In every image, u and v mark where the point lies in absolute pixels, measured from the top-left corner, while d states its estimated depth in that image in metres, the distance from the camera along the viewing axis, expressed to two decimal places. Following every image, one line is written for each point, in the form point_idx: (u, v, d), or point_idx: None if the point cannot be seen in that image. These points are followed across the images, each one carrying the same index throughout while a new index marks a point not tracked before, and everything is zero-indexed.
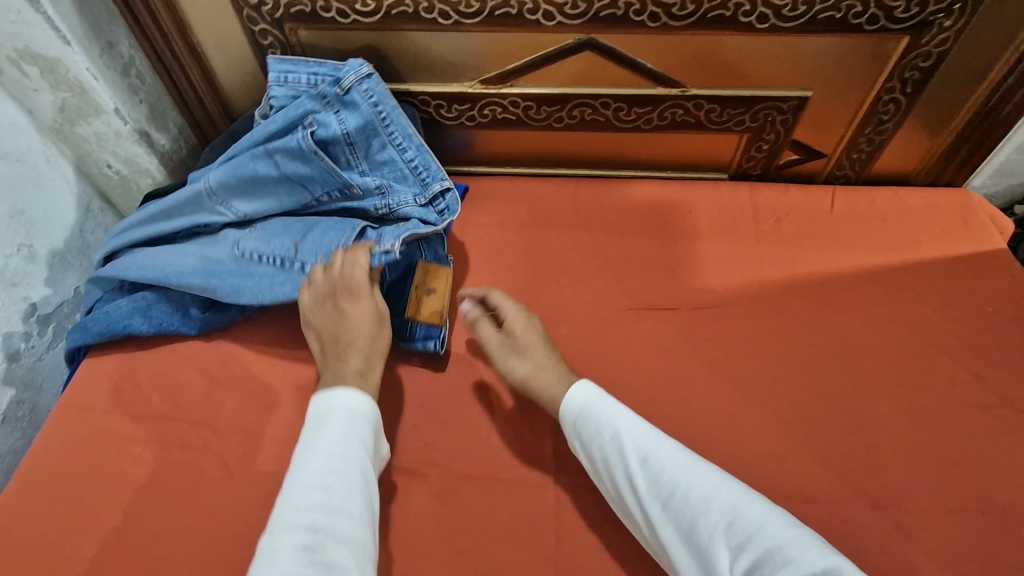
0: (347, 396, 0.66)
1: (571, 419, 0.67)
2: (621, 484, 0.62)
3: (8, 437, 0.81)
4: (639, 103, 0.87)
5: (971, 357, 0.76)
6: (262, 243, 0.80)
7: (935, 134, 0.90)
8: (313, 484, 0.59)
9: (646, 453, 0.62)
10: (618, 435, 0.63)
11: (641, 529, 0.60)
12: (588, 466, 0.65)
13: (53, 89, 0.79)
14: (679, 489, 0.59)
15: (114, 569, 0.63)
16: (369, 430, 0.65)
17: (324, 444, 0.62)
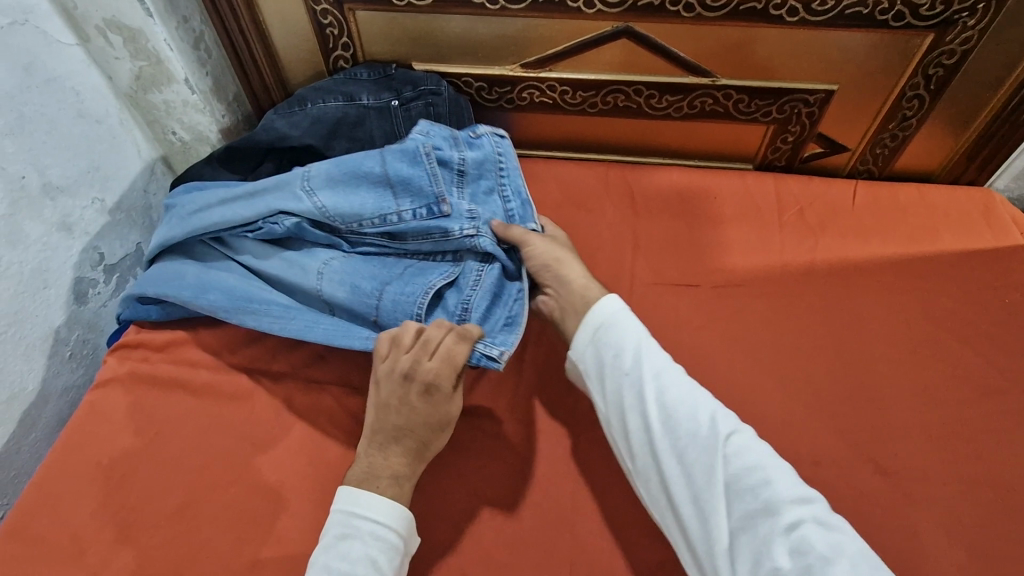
0: (379, 506, 0.61)
1: (589, 328, 0.70)
2: (625, 396, 0.65)
3: (72, 371, 0.88)
4: (670, 92, 0.92)
5: (985, 345, 0.79)
6: (339, 278, 0.76)
7: (959, 133, 0.93)
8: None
9: (658, 372, 0.66)
10: (633, 352, 0.67)
11: (629, 437, 0.64)
12: (593, 375, 0.69)
13: (132, 58, 0.87)
14: (681, 408, 0.63)
15: (165, 487, 0.68)
16: (394, 557, 0.59)
17: (347, 560, 0.58)
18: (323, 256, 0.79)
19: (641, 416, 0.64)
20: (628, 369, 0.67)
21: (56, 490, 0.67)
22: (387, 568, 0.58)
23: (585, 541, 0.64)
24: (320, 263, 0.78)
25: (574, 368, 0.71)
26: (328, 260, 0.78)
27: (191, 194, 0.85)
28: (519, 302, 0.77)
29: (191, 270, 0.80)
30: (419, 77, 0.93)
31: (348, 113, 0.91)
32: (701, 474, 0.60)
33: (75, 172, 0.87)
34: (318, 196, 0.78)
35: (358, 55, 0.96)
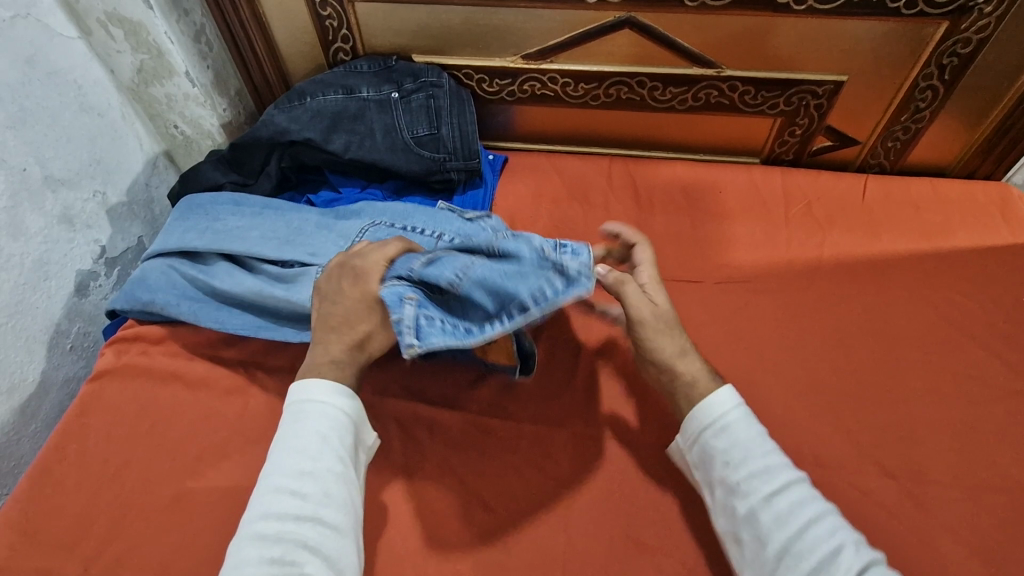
0: (324, 386, 0.59)
1: (695, 422, 0.59)
2: (739, 506, 0.55)
3: (73, 364, 0.89)
4: (674, 83, 0.90)
5: (998, 342, 0.76)
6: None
7: (974, 125, 0.90)
8: (284, 483, 0.53)
9: (780, 487, 0.54)
10: (749, 459, 0.56)
11: (740, 549, 0.55)
12: (700, 470, 0.59)
13: (134, 51, 0.87)
14: (808, 531, 0.52)
15: (158, 478, 0.68)
16: (346, 435, 0.58)
17: (296, 442, 0.56)
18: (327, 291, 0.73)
19: (755, 531, 0.53)
20: (743, 480, 0.55)
21: (51, 480, 0.68)
22: (342, 448, 0.57)
23: (580, 541, 0.62)
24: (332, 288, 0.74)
25: (679, 455, 0.62)
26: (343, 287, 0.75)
27: (228, 208, 0.83)
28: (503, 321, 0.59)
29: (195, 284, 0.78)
30: (421, 69, 0.92)
31: (347, 106, 0.90)
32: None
33: (77, 165, 0.87)
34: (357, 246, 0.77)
35: (358, 47, 0.95)
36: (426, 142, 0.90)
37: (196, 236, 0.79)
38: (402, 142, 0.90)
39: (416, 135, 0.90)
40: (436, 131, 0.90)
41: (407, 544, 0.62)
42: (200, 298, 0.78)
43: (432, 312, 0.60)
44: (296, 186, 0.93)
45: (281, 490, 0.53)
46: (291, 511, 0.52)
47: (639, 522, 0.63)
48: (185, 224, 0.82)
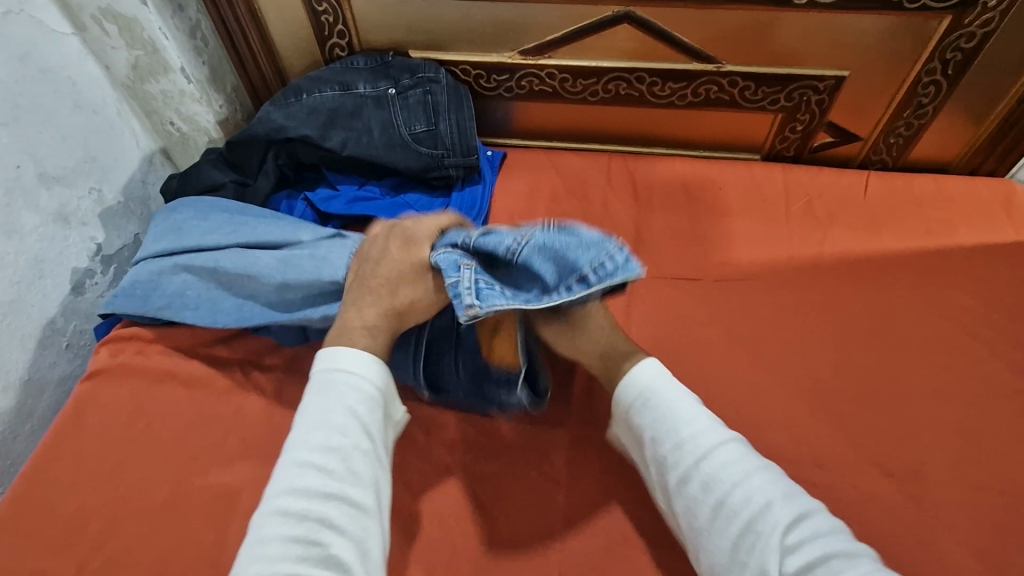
0: (355, 356, 0.58)
1: (622, 397, 0.60)
2: (670, 476, 0.56)
3: (69, 362, 0.88)
4: (673, 79, 0.89)
5: (1001, 341, 0.75)
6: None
7: (978, 121, 0.89)
8: (311, 459, 0.52)
9: (705, 451, 0.54)
10: (675, 430, 0.56)
11: (678, 515, 0.56)
12: (636, 447, 0.60)
13: (129, 47, 0.86)
14: (735, 491, 0.52)
15: (153, 479, 0.67)
16: (375, 408, 0.56)
17: (323, 415, 0.54)
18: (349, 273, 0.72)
19: (686, 497, 0.54)
20: (665, 450, 0.56)
21: (46, 480, 0.67)
22: (370, 425, 0.55)
23: (579, 542, 0.61)
24: (327, 264, 0.74)
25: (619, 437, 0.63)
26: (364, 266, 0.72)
27: (227, 205, 0.84)
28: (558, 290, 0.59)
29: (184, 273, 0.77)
30: (417, 65, 0.91)
31: (344, 103, 0.89)
32: (758, 568, 0.49)
33: (72, 162, 0.87)
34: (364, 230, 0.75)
35: (354, 43, 0.94)
36: (423, 138, 0.90)
37: (209, 235, 0.79)
38: (399, 138, 0.89)
39: (413, 131, 0.89)
40: (434, 127, 0.90)
41: (402, 546, 0.62)
42: (195, 290, 0.77)
43: (486, 281, 0.61)
44: (294, 184, 0.93)
45: (306, 466, 0.52)
46: (317, 488, 0.51)
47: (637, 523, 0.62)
48: (195, 223, 0.81)
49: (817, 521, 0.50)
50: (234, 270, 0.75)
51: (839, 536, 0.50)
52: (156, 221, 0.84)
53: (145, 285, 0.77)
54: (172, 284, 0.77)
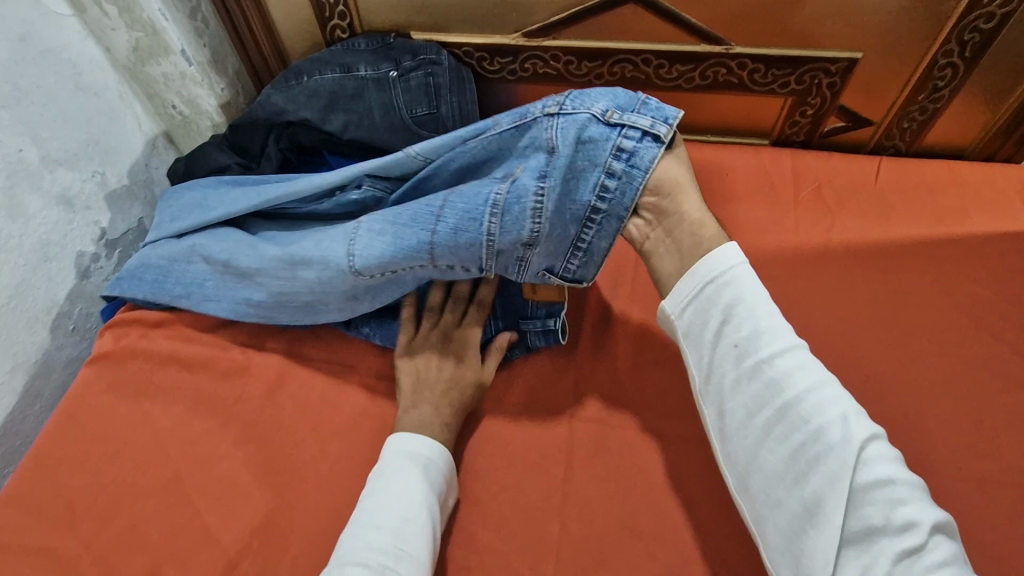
0: (427, 440, 0.63)
1: (698, 281, 0.58)
2: (730, 369, 0.55)
3: (75, 345, 0.89)
4: (681, 61, 0.87)
5: (1010, 332, 0.74)
6: (379, 294, 0.70)
7: (995, 105, 0.86)
8: (385, 521, 0.56)
9: (779, 351, 0.53)
10: (751, 319, 0.55)
11: (727, 414, 0.55)
12: (693, 337, 0.58)
13: (129, 29, 0.86)
14: (807, 397, 0.51)
15: (158, 461, 0.68)
16: (440, 486, 0.61)
17: (396, 487, 0.59)
18: (362, 286, 0.68)
19: (747, 396, 0.54)
20: (730, 332, 0.55)
21: (52, 461, 0.68)
22: (436, 498, 0.59)
23: (577, 528, 0.61)
24: (328, 247, 0.68)
25: (669, 323, 0.61)
26: (373, 279, 0.68)
27: (221, 189, 0.81)
28: (594, 232, 0.64)
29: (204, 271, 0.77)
30: (419, 46, 0.89)
31: (344, 85, 0.87)
32: (819, 477, 0.49)
33: (74, 146, 0.87)
34: (355, 245, 0.66)
35: (355, 24, 0.93)
36: (425, 121, 0.88)
37: (228, 208, 0.77)
38: (401, 121, 0.87)
39: (415, 113, 0.88)
40: (435, 110, 0.88)
41: None
42: (210, 281, 0.76)
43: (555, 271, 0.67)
44: (297, 168, 0.91)
45: (379, 537, 0.55)
46: (388, 547, 0.54)
47: (637, 510, 0.62)
48: (216, 198, 0.80)
49: (883, 444, 0.50)
50: (247, 271, 0.74)
51: (899, 461, 0.50)
52: (167, 202, 0.84)
53: (162, 279, 0.78)
54: (192, 289, 0.77)
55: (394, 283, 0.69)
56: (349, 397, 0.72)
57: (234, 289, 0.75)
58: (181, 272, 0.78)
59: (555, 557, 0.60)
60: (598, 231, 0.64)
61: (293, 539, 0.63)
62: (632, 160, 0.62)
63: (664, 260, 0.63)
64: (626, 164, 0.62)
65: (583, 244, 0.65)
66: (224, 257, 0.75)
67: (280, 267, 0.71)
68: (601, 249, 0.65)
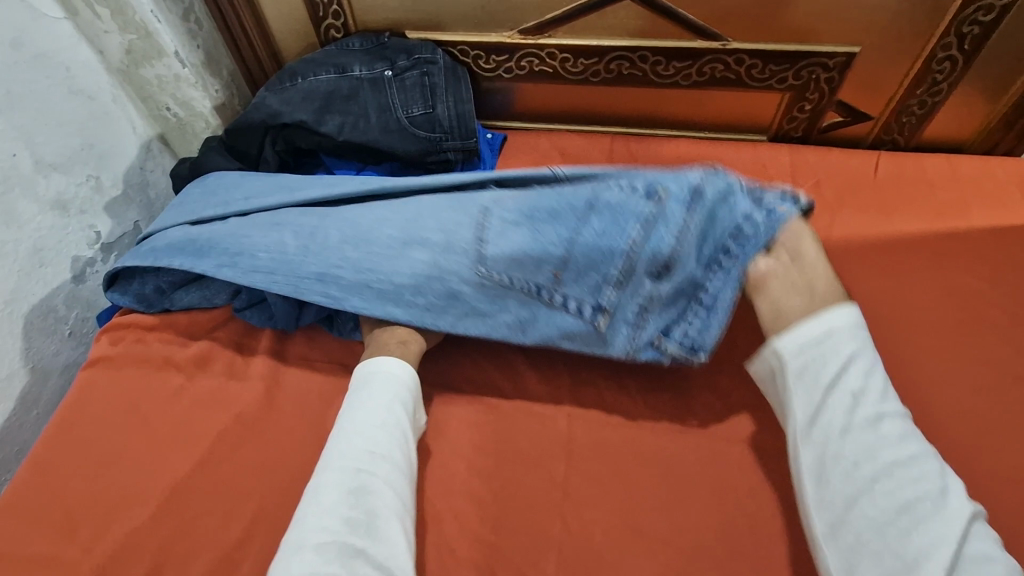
0: (393, 359, 0.65)
1: (817, 329, 0.57)
2: (842, 415, 0.53)
3: (72, 349, 0.89)
4: (678, 57, 0.87)
5: (1013, 326, 0.74)
6: (479, 310, 0.68)
7: (994, 99, 0.86)
8: (359, 429, 0.58)
9: (894, 411, 0.53)
10: (870, 376, 0.54)
11: (829, 457, 0.52)
12: (803, 378, 0.56)
13: (121, 31, 0.86)
14: (919, 459, 0.50)
15: (156, 465, 0.68)
16: (409, 394, 0.63)
17: (366, 400, 0.61)
18: (472, 283, 0.68)
19: (859, 445, 0.52)
20: (847, 376, 0.54)
21: (49, 467, 0.68)
22: (404, 405, 0.62)
23: (579, 527, 0.61)
24: (460, 233, 0.69)
25: (773, 361, 0.59)
26: (490, 277, 0.67)
27: (316, 178, 0.82)
28: (721, 280, 0.65)
29: (279, 247, 0.74)
30: (413, 46, 0.89)
31: (339, 86, 0.87)
32: (925, 539, 0.47)
33: (69, 149, 0.86)
34: (490, 230, 0.68)
35: (349, 24, 0.92)
36: (421, 122, 0.87)
37: (327, 188, 0.77)
38: (397, 122, 0.87)
39: (410, 114, 0.87)
40: (431, 110, 0.87)
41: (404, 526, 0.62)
42: (278, 254, 0.73)
43: (672, 322, 0.66)
44: (295, 169, 0.91)
45: (356, 447, 0.57)
46: (363, 452, 0.57)
47: (639, 509, 0.61)
48: (308, 182, 0.80)
49: (983, 524, 0.49)
50: (337, 247, 0.72)
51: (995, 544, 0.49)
52: (244, 179, 0.83)
53: (228, 248, 0.75)
54: (257, 258, 0.73)
55: (498, 303, 0.68)
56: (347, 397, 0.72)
57: (307, 269, 0.72)
58: (251, 242, 0.75)
59: (556, 555, 0.59)
60: (724, 279, 0.65)
61: None
62: (770, 217, 0.65)
63: (787, 297, 0.62)
64: (762, 215, 0.66)
65: (706, 293, 0.65)
66: (316, 231, 0.74)
67: (388, 244, 0.71)
68: (727, 300, 0.64)
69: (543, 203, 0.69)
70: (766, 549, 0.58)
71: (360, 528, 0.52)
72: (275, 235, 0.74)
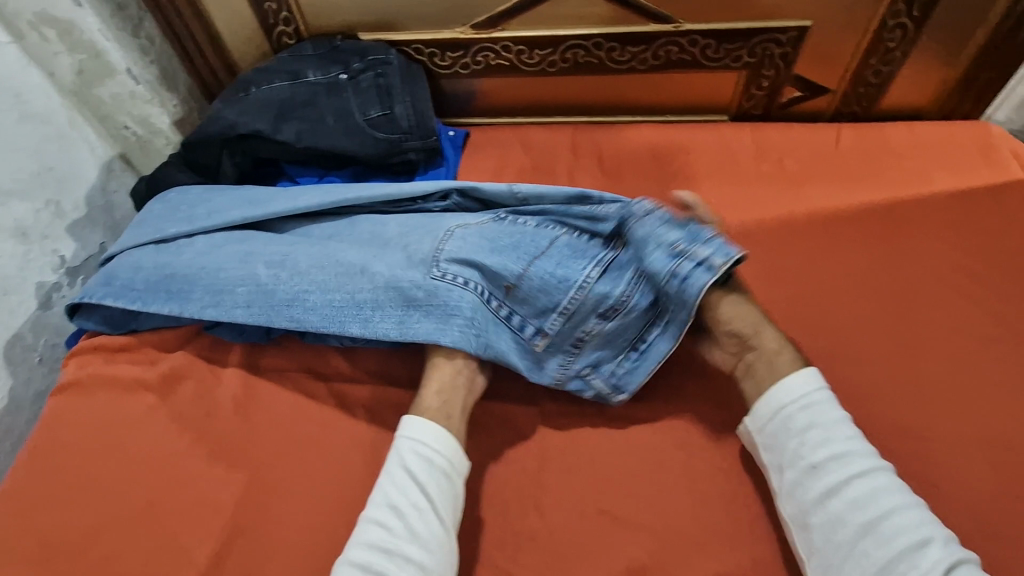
0: (416, 430, 0.60)
1: (774, 401, 0.58)
2: (813, 486, 0.54)
3: (42, 377, 0.88)
4: (632, 42, 0.87)
5: (977, 288, 0.74)
6: (434, 310, 0.66)
7: (948, 63, 0.87)
8: (377, 515, 0.57)
9: (863, 471, 0.53)
10: (832, 439, 0.55)
11: (808, 528, 0.54)
12: (772, 452, 0.58)
13: (71, 52, 0.85)
14: (891, 517, 0.51)
15: (130, 487, 0.67)
16: (431, 472, 0.58)
17: (387, 482, 0.58)
18: (428, 285, 0.67)
19: (833, 512, 0.53)
20: (807, 433, 0.56)
21: (22, 498, 0.67)
22: (425, 485, 0.57)
23: (556, 519, 0.61)
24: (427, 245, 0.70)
25: (748, 437, 0.61)
26: (442, 280, 0.67)
27: (274, 194, 0.81)
28: (656, 333, 0.67)
29: (243, 270, 0.73)
30: (366, 48, 0.89)
31: (295, 94, 0.86)
32: None
33: (25, 176, 0.85)
34: (446, 244, 0.68)
35: (301, 30, 0.91)
36: (380, 123, 0.87)
37: (286, 205, 0.77)
38: (355, 125, 0.86)
39: (369, 116, 0.87)
40: (389, 111, 0.87)
41: None
42: (248, 276, 0.73)
43: (607, 360, 0.67)
44: (258, 181, 0.90)
45: (373, 541, 0.55)
46: (377, 542, 0.55)
47: (615, 497, 0.61)
48: (269, 196, 0.80)
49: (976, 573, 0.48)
50: (303, 265, 0.72)
51: None
52: (205, 198, 0.82)
53: (194, 272, 0.74)
54: (220, 283, 0.73)
55: (460, 302, 0.66)
56: (320, 405, 0.71)
57: (273, 286, 0.71)
58: (220, 266, 0.74)
59: (535, 548, 0.59)
60: (660, 333, 0.67)
61: (270, 555, 0.62)
62: (687, 285, 0.62)
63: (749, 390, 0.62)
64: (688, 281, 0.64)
65: (643, 342, 0.67)
66: (281, 253, 0.73)
67: (354, 255, 0.71)
68: (661, 351, 0.66)
69: (506, 230, 0.71)
70: (739, 527, 0.59)
71: None
72: (241, 258, 0.74)
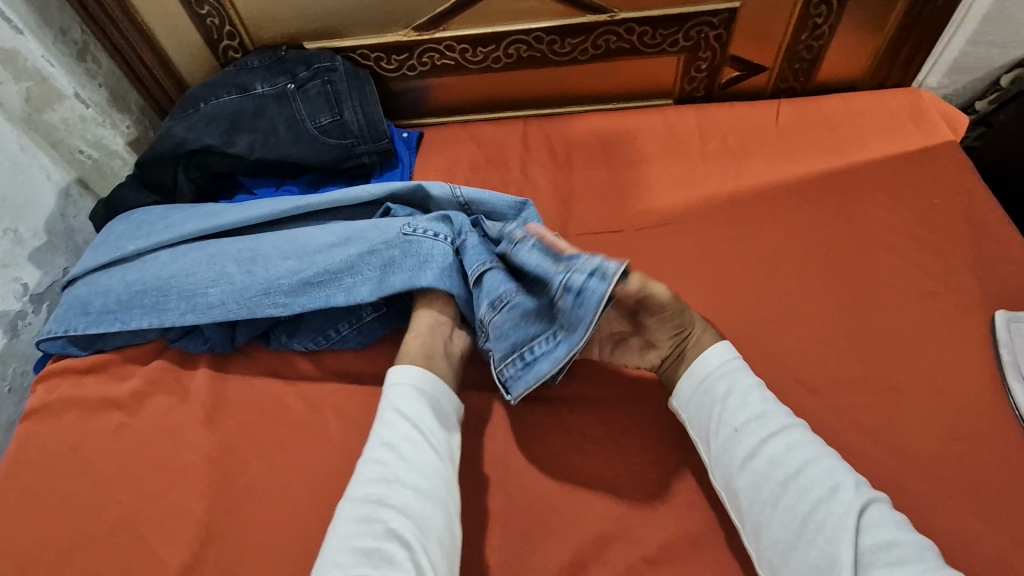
0: (409, 374, 0.64)
1: (697, 375, 0.63)
2: (736, 450, 0.57)
3: (11, 405, 0.88)
4: (572, 34, 0.89)
5: (913, 246, 0.78)
6: (405, 264, 0.71)
7: (875, 34, 0.90)
8: (375, 451, 0.59)
9: (779, 429, 0.57)
10: (748, 405, 0.59)
11: (735, 490, 0.57)
12: (699, 423, 0.61)
13: (17, 80, 0.84)
14: (807, 468, 0.54)
15: (104, 503, 0.68)
16: (423, 410, 0.62)
17: (383, 423, 0.61)
18: (400, 241, 0.72)
19: (756, 472, 0.55)
20: (723, 397, 0.60)
21: None
22: (419, 421, 0.61)
23: (521, 497, 0.63)
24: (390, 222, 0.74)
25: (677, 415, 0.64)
26: (405, 237, 0.72)
27: (226, 208, 0.82)
28: (551, 345, 0.65)
29: (213, 274, 0.75)
30: (312, 55, 0.89)
31: (244, 106, 0.87)
32: (828, 543, 0.50)
33: None
34: (414, 220, 0.74)
35: (246, 43, 0.93)
36: (332, 129, 0.89)
37: (243, 212, 0.79)
38: (307, 133, 0.88)
39: (320, 124, 0.88)
40: (340, 117, 0.88)
41: None
42: (218, 282, 0.75)
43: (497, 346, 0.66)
44: (214, 195, 0.91)
45: (372, 476, 0.57)
46: (377, 475, 0.57)
47: (576, 471, 0.64)
48: (226, 206, 0.82)
49: (885, 509, 0.52)
50: (274, 258, 0.75)
51: (902, 525, 0.51)
52: (164, 213, 0.84)
53: (163, 285, 0.76)
54: (192, 289, 0.75)
55: (432, 251, 0.71)
56: (288, 408, 0.73)
57: (246, 282, 0.74)
58: (190, 273, 0.76)
59: (501, 527, 0.61)
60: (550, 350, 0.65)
61: (245, 555, 0.63)
62: (580, 297, 0.62)
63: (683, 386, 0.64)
64: (577, 298, 0.62)
65: (536, 349, 0.65)
66: (249, 250, 0.76)
67: (322, 239, 0.75)
68: (545, 368, 0.64)
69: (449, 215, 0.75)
70: (695, 489, 0.62)
71: (373, 553, 0.53)
72: (207, 262, 0.76)
